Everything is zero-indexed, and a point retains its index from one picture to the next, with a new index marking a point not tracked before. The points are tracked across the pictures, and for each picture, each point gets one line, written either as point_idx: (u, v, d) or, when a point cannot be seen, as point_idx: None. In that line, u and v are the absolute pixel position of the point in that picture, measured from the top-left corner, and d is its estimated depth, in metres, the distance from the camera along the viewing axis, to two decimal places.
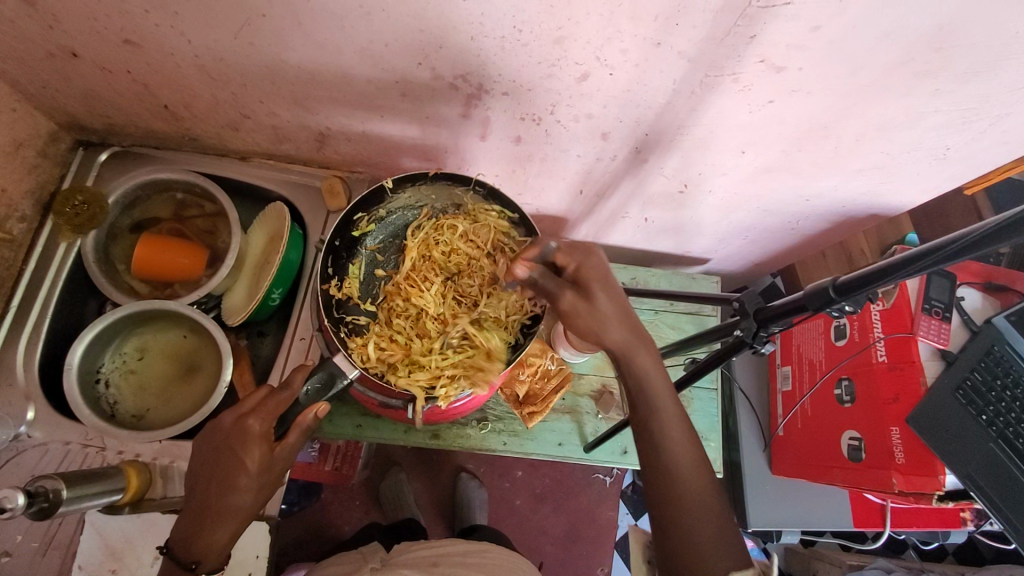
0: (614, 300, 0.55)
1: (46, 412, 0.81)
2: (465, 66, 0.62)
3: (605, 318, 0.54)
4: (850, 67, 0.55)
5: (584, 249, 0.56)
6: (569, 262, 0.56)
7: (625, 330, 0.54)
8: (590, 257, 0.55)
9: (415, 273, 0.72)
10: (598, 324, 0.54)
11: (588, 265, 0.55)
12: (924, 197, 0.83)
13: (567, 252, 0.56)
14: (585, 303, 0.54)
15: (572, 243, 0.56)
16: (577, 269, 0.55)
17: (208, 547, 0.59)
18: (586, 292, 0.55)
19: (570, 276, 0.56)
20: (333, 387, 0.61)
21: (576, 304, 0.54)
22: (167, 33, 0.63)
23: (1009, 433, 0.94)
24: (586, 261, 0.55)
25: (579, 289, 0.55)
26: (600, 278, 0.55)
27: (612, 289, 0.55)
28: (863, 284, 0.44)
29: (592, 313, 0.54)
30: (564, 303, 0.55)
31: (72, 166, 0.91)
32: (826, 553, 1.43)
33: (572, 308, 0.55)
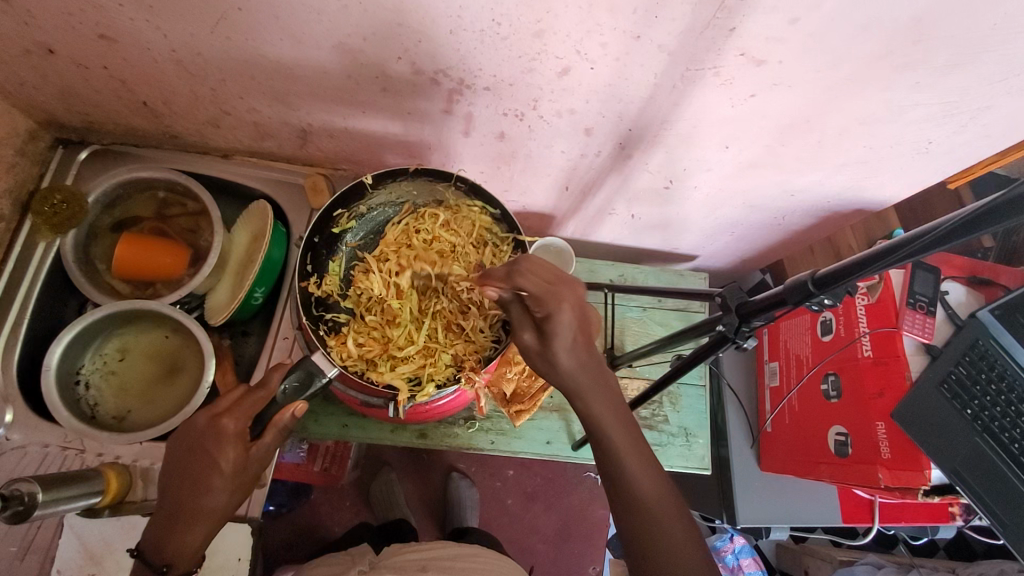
0: (577, 347, 0.52)
1: (24, 415, 0.80)
2: (445, 61, 0.61)
3: (562, 365, 0.52)
4: (831, 60, 0.55)
5: (554, 299, 0.51)
6: (535, 312, 0.52)
7: (584, 372, 0.52)
8: (559, 307, 0.50)
9: (394, 262, 0.71)
10: (553, 370, 0.52)
11: (556, 318, 0.50)
12: (908, 190, 0.83)
13: (535, 300, 0.51)
14: (544, 349, 0.52)
15: (545, 291, 0.51)
16: (545, 318, 0.51)
17: (182, 549, 0.58)
18: (545, 343, 0.52)
19: (536, 320, 0.53)
20: (311, 386, 0.62)
21: (533, 346, 0.53)
22: (142, 27, 0.62)
23: (995, 426, 0.94)
24: (554, 312, 0.51)
25: (540, 333, 0.52)
26: (567, 327, 0.51)
27: (578, 335, 0.52)
28: (845, 275, 0.44)
29: (548, 360, 0.52)
30: (522, 338, 0.54)
31: (51, 164, 0.89)
32: (817, 550, 1.43)
33: (529, 349, 0.53)
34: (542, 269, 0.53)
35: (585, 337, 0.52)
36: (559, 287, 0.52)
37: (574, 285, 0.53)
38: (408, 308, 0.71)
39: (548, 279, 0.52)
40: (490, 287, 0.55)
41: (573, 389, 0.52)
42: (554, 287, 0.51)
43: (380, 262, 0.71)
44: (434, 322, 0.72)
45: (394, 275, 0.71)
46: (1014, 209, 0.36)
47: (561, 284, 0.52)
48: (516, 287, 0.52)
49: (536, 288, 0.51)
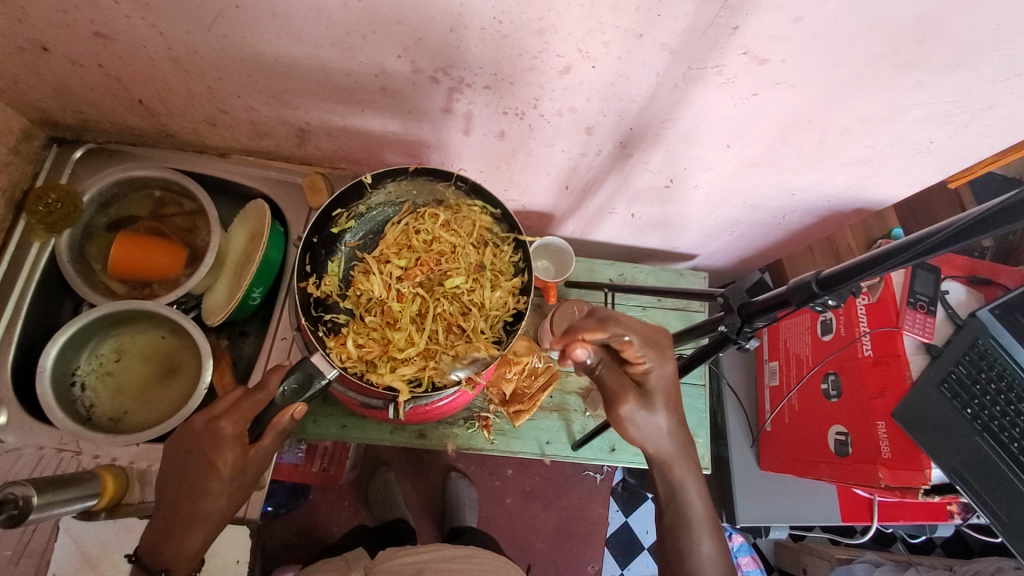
0: (670, 401, 0.59)
1: (18, 416, 0.79)
2: (445, 59, 0.60)
3: (660, 423, 0.58)
4: (833, 59, 0.54)
5: (655, 355, 0.58)
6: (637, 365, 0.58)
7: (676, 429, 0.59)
8: (660, 362, 0.58)
9: (394, 262, 0.71)
10: (654, 425, 0.58)
11: (658, 372, 0.58)
12: (908, 190, 0.82)
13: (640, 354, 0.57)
14: (647, 406, 0.58)
15: (648, 340, 0.58)
16: (647, 372, 0.58)
17: (179, 553, 0.58)
18: (648, 396, 0.58)
19: (635, 375, 0.58)
20: (311, 388, 0.60)
21: (638, 407, 0.57)
22: (137, 25, 0.61)
23: (995, 425, 0.94)
24: (654, 366, 0.58)
25: (641, 389, 0.58)
26: (664, 380, 0.58)
27: (671, 390, 0.59)
28: (845, 278, 0.44)
29: (649, 418, 0.58)
30: (625, 401, 0.57)
31: (45, 163, 0.88)
32: (815, 548, 1.43)
33: (633, 407, 0.57)
34: (636, 322, 0.59)
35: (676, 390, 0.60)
36: (656, 343, 0.58)
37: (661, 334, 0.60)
38: (409, 308, 0.71)
39: (645, 335, 0.58)
40: (580, 345, 0.56)
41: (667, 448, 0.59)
42: (654, 339, 0.58)
43: (380, 262, 0.72)
44: (435, 322, 0.71)
45: (394, 276, 0.71)
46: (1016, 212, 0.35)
47: (656, 337, 0.59)
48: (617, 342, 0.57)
49: (639, 340, 0.58)
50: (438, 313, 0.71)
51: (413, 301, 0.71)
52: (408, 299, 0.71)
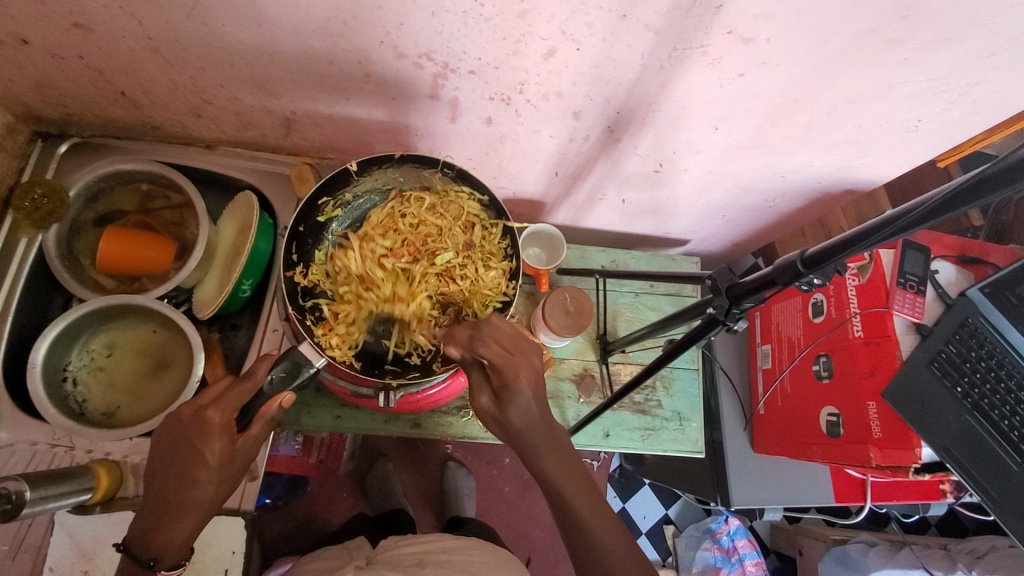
0: (530, 410, 0.55)
1: (10, 412, 0.79)
2: (428, 43, 0.60)
3: (515, 426, 0.55)
4: (820, 36, 0.54)
5: (513, 371, 0.54)
6: (495, 379, 0.55)
7: (535, 432, 0.56)
8: (516, 378, 0.54)
9: (379, 244, 0.71)
10: (508, 428, 0.56)
11: (514, 389, 0.54)
12: (899, 170, 0.82)
13: (496, 368, 0.54)
14: (500, 412, 0.55)
15: (507, 363, 0.54)
16: (503, 388, 0.54)
17: (168, 543, 0.59)
18: (502, 407, 0.55)
19: (494, 386, 0.55)
20: (298, 377, 0.61)
21: (490, 410, 0.56)
22: (115, 13, 0.60)
23: (985, 404, 0.95)
24: (512, 382, 0.54)
25: (498, 398, 0.55)
26: (522, 393, 0.54)
27: (531, 401, 0.55)
28: (829, 255, 0.44)
29: (502, 423, 0.56)
30: (479, 402, 0.56)
31: (30, 158, 0.87)
32: (811, 529, 1.45)
33: (486, 413, 0.56)
34: (502, 334, 0.56)
35: (538, 399, 0.56)
36: (515, 357, 0.54)
37: (530, 353, 0.56)
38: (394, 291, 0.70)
39: (508, 346, 0.55)
40: (448, 347, 0.56)
41: (525, 446, 0.57)
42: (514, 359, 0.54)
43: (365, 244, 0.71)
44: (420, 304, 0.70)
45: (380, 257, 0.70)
46: (1014, 175, 0.33)
47: (519, 356, 0.55)
48: (478, 355, 0.55)
49: (498, 357, 0.54)
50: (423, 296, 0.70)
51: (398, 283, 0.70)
52: (393, 281, 0.70)
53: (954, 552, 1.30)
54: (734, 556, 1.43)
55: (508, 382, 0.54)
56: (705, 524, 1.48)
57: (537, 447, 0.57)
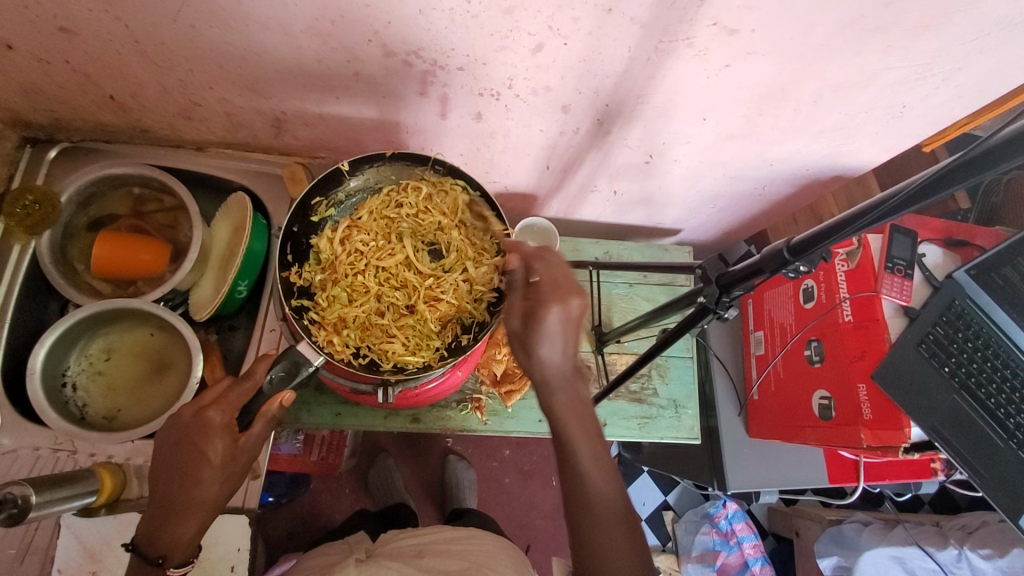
0: (556, 341, 0.55)
1: (12, 418, 0.80)
2: (416, 41, 0.60)
3: (538, 353, 0.56)
4: (803, 26, 0.55)
5: (547, 295, 0.55)
6: (531, 298, 0.57)
7: (557, 369, 0.56)
8: (547, 303, 0.55)
9: (374, 233, 0.72)
10: (529, 354, 0.56)
11: (542, 312, 0.55)
12: (885, 155, 0.83)
13: (536, 288, 0.57)
14: (527, 333, 0.56)
15: (549, 284, 0.56)
16: (533, 306, 0.56)
17: (175, 541, 0.60)
18: (527, 328, 0.56)
19: (527, 308, 0.57)
20: (297, 375, 0.62)
21: (517, 328, 0.57)
22: (101, 18, 0.60)
23: (972, 382, 0.98)
24: (543, 303, 0.55)
25: (527, 320, 0.56)
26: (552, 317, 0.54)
27: (558, 332, 0.55)
28: (814, 243, 0.44)
29: (528, 346, 0.56)
30: (511, 320, 0.58)
31: (20, 164, 0.87)
32: (807, 511, 1.47)
33: (513, 333, 0.58)
34: (559, 266, 0.59)
35: (566, 337, 0.56)
36: (562, 281, 0.57)
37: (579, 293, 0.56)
38: (381, 273, 0.71)
39: (559, 275, 0.57)
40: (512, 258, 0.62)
41: (544, 381, 0.57)
42: (554, 283, 0.56)
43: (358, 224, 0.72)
44: (407, 294, 0.72)
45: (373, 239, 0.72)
46: (993, 158, 0.34)
47: (563, 286, 0.56)
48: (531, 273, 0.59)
49: (541, 281, 0.57)
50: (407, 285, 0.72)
51: (388, 271, 0.72)
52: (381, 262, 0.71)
53: (947, 528, 1.33)
54: (732, 540, 1.45)
55: (539, 301, 0.56)
56: (703, 509, 1.50)
57: (553, 388, 0.56)
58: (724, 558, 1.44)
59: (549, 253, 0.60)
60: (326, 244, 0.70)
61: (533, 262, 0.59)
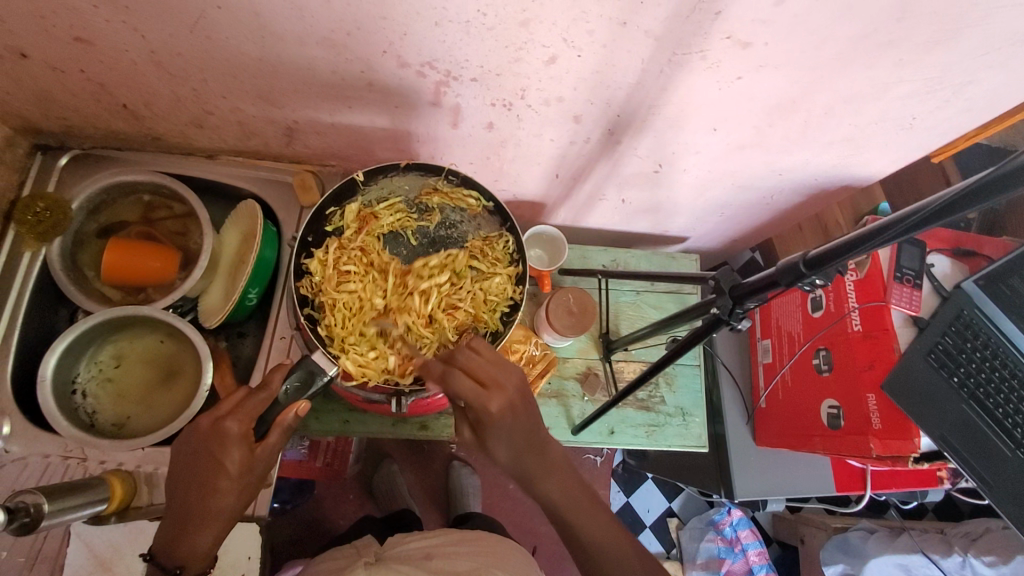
0: (510, 437, 0.58)
1: (22, 425, 0.79)
2: (430, 53, 0.61)
3: (500, 455, 0.59)
4: (815, 41, 0.55)
5: (481, 403, 0.56)
6: (470, 412, 0.58)
7: (521, 455, 0.59)
8: (486, 413, 0.56)
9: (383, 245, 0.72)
10: (494, 457, 0.59)
11: (485, 420, 0.56)
12: (894, 165, 0.83)
13: (468, 404, 0.57)
14: (481, 442, 0.58)
15: (476, 395, 0.56)
16: (477, 418, 0.57)
17: (192, 552, 0.60)
18: (480, 438, 0.58)
19: (470, 418, 0.59)
20: (312, 386, 0.62)
21: (473, 440, 0.60)
22: (118, 28, 0.60)
23: (980, 393, 0.98)
24: (482, 412, 0.56)
25: (475, 430, 0.59)
26: (498, 423, 0.56)
27: (510, 429, 0.57)
28: (829, 259, 0.45)
29: (487, 451, 0.59)
30: (463, 433, 0.60)
31: (30, 172, 0.88)
32: (812, 517, 1.48)
33: (471, 442, 0.60)
34: (475, 365, 0.59)
35: (521, 427, 0.58)
36: (486, 387, 0.57)
37: (503, 388, 0.58)
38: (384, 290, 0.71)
39: (479, 377, 0.58)
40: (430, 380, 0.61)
41: (515, 469, 0.60)
42: (480, 391, 0.57)
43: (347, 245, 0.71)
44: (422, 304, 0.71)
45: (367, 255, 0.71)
46: (1004, 182, 0.34)
47: (492, 388, 0.57)
48: (451, 387, 0.58)
49: (468, 390, 0.57)
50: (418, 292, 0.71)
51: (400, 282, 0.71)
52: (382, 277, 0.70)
53: (952, 535, 1.33)
54: (737, 547, 1.46)
55: (480, 414, 0.57)
56: (708, 515, 1.51)
57: (528, 472, 0.60)
58: (729, 565, 1.44)
59: (458, 360, 0.59)
60: (318, 267, 0.69)
61: (449, 378, 0.58)
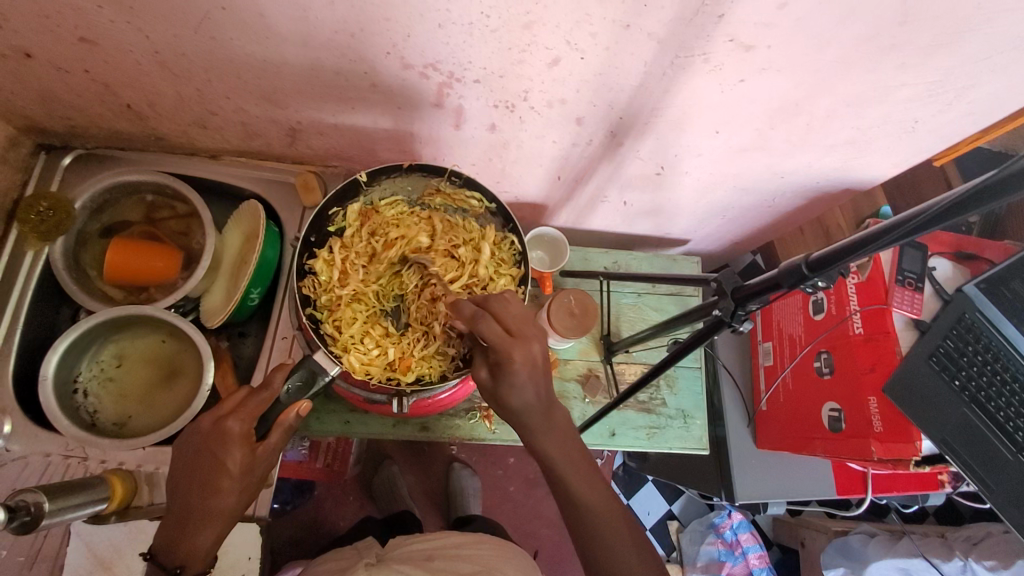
0: (525, 391, 0.56)
1: (23, 424, 0.79)
2: (434, 54, 0.61)
3: (514, 406, 0.57)
4: (818, 44, 0.55)
5: (505, 350, 0.55)
6: (491, 356, 0.56)
7: (528, 414, 0.57)
8: (509, 360, 0.55)
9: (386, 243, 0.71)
10: (503, 406, 0.57)
11: (506, 367, 0.55)
12: (896, 168, 0.83)
13: (492, 347, 0.56)
14: (496, 389, 0.57)
15: (501, 339, 0.55)
16: (496, 361, 0.56)
17: (192, 552, 0.60)
18: (497, 384, 0.57)
19: (490, 362, 0.58)
20: (314, 385, 0.62)
21: (488, 384, 0.58)
22: (122, 29, 0.61)
23: (981, 396, 0.98)
24: (503, 359, 0.55)
25: (494, 374, 0.57)
26: (517, 372, 0.55)
27: (526, 383, 0.55)
28: (832, 260, 0.45)
29: (499, 401, 0.57)
30: (480, 375, 0.59)
31: (33, 172, 0.88)
32: (813, 521, 1.47)
33: (485, 387, 0.58)
34: (507, 312, 0.58)
35: (535, 385, 0.56)
36: (515, 330, 0.56)
37: (530, 341, 0.56)
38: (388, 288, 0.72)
39: (509, 325, 0.57)
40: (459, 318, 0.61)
41: (520, 423, 0.58)
42: (509, 337, 0.55)
43: (350, 244, 0.71)
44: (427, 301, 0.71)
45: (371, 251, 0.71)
46: (1005, 185, 0.34)
47: (518, 338, 0.56)
48: (479, 329, 0.57)
49: (494, 334, 0.56)
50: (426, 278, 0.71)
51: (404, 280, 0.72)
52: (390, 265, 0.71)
53: (953, 540, 1.33)
54: (738, 550, 1.45)
55: (502, 358, 0.55)
56: (709, 518, 1.51)
57: (535, 429, 0.58)
58: (730, 568, 1.44)
59: (491, 303, 0.58)
60: (322, 267, 0.69)
61: (479, 320, 0.58)
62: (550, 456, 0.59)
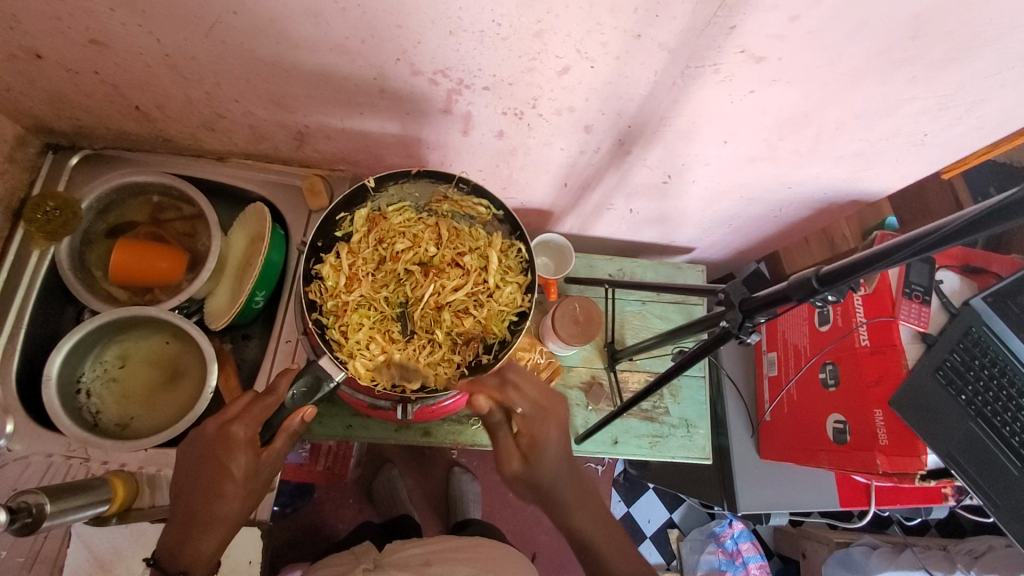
0: (559, 461, 0.66)
1: (24, 424, 0.79)
2: (444, 61, 0.61)
3: (547, 482, 0.65)
4: (829, 56, 0.55)
5: (542, 426, 0.65)
6: (525, 437, 0.65)
7: (561, 483, 0.66)
8: (546, 433, 0.65)
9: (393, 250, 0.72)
10: (538, 483, 0.65)
11: (544, 439, 0.65)
12: (903, 180, 0.83)
13: (528, 420, 0.65)
14: (532, 470, 0.65)
15: (536, 412, 0.65)
16: (533, 438, 0.65)
17: (195, 557, 0.59)
18: (534, 464, 0.65)
19: (523, 446, 0.66)
20: (320, 391, 0.61)
21: (522, 470, 0.65)
22: (133, 31, 0.61)
23: (987, 411, 0.98)
24: (540, 433, 0.65)
25: (527, 456, 0.65)
26: (552, 442, 0.65)
27: (559, 451, 0.66)
28: (844, 274, 0.45)
29: (535, 479, 0.65)
30: (511, 465, 0.66)
31: (41, 171, 0.88)
32: (814, 532, 1.47)
33: (516, 474, 0.65)
34: (530, 389, 0.66)
35: (563, 452, 0.67)
36: (542, 409, 0.66)
37: (556, 412, 0.67)
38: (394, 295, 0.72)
39: (537, 399, 0.66)
40: (480, 397, 0.64)
41: (552, 498, 0.66)
42: (540, 411, 0.65)
43: (357, 250, 0.71)
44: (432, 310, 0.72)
45: (377, 258, 0.72)
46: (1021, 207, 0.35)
47: (550, 408, 0.66)
48: (510, 404, 0.65)
49: (529, 407, 0.65)
50: (432, 286, 0.72)
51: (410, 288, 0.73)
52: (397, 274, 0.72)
53: (954, 553, 1.32)
54: (738, 559, 1.45)
55: (538, 434, 0.65)
56: (709, 527, 1.51)
57: (561, 498, 0.67)
58: None
59: (512, 378, 0.65)
60: (329, 273, 0.69)
61: (506, 391, 0.65)
62: (567, 499, 0.66)
